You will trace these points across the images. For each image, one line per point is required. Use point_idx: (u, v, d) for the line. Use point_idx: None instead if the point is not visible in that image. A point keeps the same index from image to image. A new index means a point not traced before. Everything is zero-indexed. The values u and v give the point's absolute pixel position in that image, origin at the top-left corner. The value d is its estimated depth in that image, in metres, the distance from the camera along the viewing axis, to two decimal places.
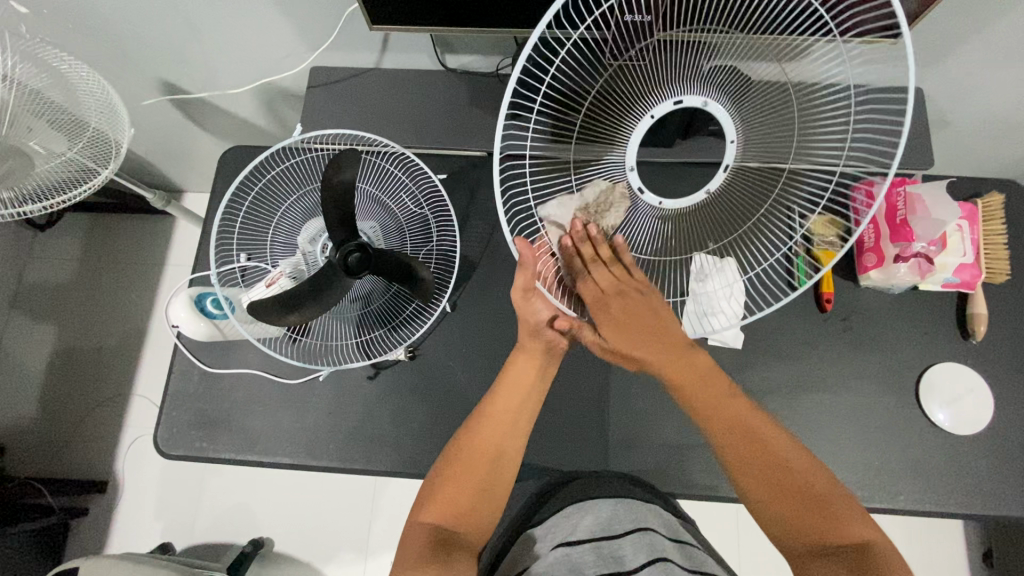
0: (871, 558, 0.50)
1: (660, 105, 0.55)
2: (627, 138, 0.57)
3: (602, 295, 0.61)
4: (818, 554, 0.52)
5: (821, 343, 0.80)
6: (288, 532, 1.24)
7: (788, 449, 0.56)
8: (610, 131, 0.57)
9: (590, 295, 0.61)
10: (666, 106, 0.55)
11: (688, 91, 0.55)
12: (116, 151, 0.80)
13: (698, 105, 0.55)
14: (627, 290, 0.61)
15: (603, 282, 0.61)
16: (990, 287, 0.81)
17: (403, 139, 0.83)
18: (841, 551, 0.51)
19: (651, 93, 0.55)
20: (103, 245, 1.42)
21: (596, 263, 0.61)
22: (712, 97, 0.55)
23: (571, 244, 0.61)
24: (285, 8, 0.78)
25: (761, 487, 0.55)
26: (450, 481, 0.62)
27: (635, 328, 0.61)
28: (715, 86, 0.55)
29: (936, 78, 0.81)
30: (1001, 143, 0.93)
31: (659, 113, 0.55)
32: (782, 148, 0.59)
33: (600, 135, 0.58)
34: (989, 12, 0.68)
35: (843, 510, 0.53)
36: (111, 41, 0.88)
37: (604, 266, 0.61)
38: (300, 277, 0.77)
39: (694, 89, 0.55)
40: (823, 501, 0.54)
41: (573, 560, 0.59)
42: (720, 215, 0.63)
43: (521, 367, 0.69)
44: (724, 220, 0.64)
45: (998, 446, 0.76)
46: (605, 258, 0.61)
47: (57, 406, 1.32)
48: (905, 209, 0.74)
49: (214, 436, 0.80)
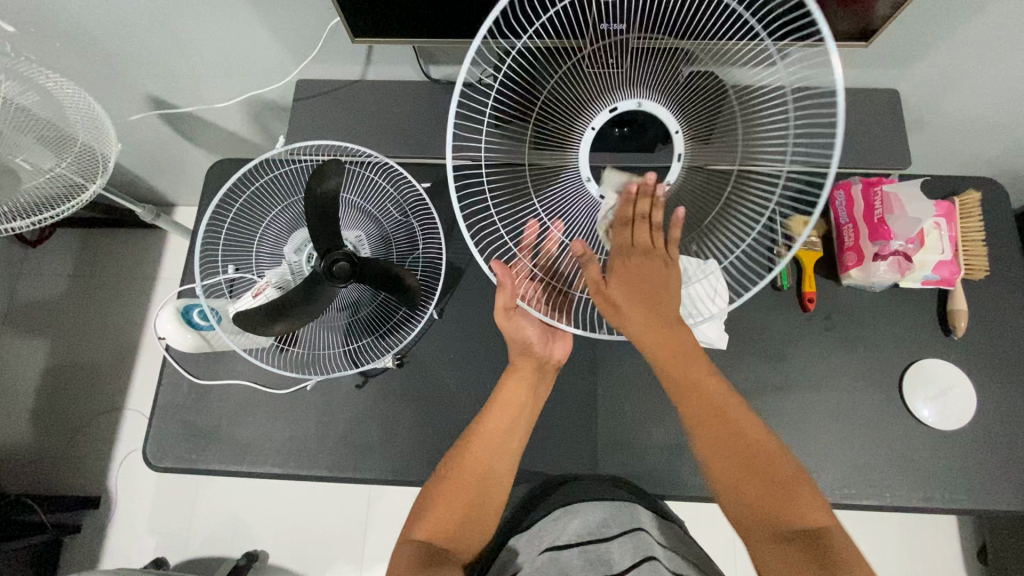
0: (826, 540, 0.51)
1: (598, 114, 0.60)
2: (575, 145, 0.62)
3: (632, 247, 0.60)
4: (780, 537, 0.52)
5: (805, 342, 0.81)
6: (283, 544, 1.24)
7: (740, 412, 0.58)
8: (561, 142, 0.62)
9: (620, 241, 0.61)
10: (604, 116, 0.59)
11: (620, 96, 0.59)
12: (104, 165, 0.81)
13: (633, 107, 0.59)
14: (658, 256, 0.59)
15: (641, 237, 0.60)
16: (970, 282, 0.82)
17: (388, 149, 0.84)
18: (802, 536, 0.52)
19: (588, 106, 0.60)
20: (93, 260, 1.43)
21: (645, 223, 0.61)
22: (646, 97, 0.59)
23: (632, 193, 0.61)
24: (268, 22, 0.79)
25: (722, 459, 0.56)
26: (439, 498, 0.63)
27: (641, 280, 0.59)
28: (647, 87, 0.59)
29: (912, 79, 0.82)
30: (980, 141, 0.94)
31: (598, 123, 0.60)
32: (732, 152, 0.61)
33: (551, 144, 0.63)
34: (959, 15, 0.70)
35: (808, 499, 0.53)
36: (99, 60, 0.89)
37: (649, 225, 0.60)
38: (286, 286, 0.77)
39: (625, 93, 0.59)
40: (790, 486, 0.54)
41: (561, 562, 0.59)
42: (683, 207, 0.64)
43: (514, 386, 0.70)
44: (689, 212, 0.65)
45: (984, 441, 0.76)
46: (655, 221, 0.60)
47: (48, 422, 1.32)
48: (882, 208, 0.76)
49: (203, 447, 0.81)
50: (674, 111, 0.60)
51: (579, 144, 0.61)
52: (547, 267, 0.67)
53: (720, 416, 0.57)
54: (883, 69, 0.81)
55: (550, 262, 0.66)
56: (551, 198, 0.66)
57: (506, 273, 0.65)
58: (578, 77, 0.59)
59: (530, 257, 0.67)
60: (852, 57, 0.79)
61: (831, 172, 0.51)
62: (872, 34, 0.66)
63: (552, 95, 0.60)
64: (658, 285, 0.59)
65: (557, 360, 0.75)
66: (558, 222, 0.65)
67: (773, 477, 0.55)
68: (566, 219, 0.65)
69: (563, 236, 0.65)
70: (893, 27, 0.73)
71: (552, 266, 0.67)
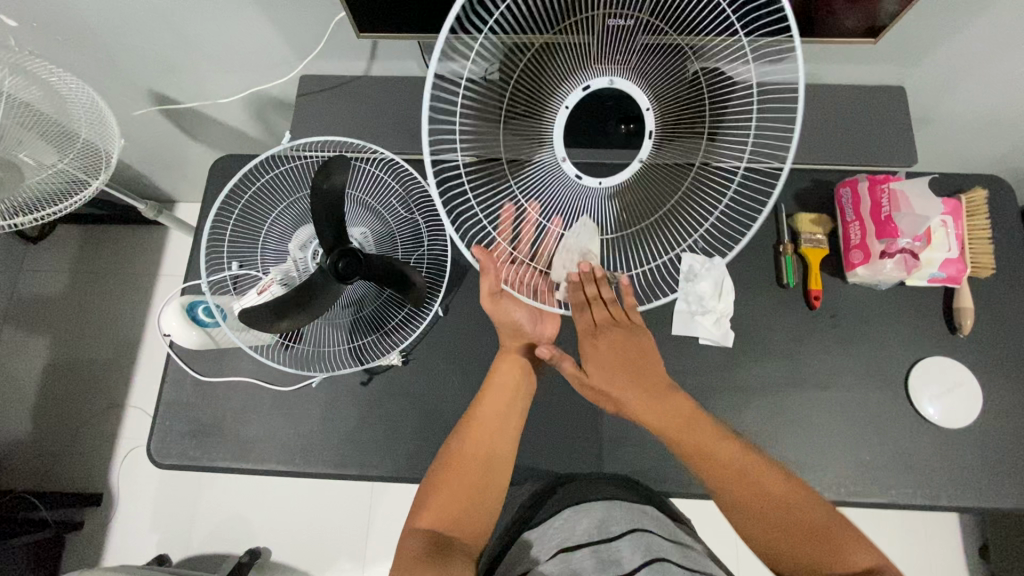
0: None
1: (571, 93, 0.58)
2: (551, 127, 0.60)
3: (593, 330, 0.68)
4: None
5: (811, 340, 0.81)
6: (286, 541, 1.24)
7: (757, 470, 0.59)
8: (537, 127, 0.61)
9: (582, 326, 0.68)
10: (577, 94, 0.58)
11: (592, 74, 0.57)
12: (106, 163, 0.80)
13: (606, 85, 0.57)
14: (618, 329, 0.68)
15: (598, 319, 0.68)
16: (975, 280, 0.82)
17: (392, 145, 0.84)
18: None
19: (560, 86, 0.58)
20: (94, 256, 1.42)
21: (597, 302, 0.67)
22: (618, 74, 0.57)
23: (578, 281, 0.65)
24: (272, 16, 0.79)
25: (757, 525, 0.56)
26: (442, 486, 0.63)
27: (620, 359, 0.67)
28: (621, 63, 0.57)
29: (919, 76, 0.82)
30: (986, 139, 0.94)
31: (572, 103, 0.58)
32: (693, 147, 0.60)
33: (526, 128, 0.61)
34: (967, 11, 0.70)
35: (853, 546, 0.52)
36: (101, 54, 0.89)
37: (603, 306, 0.67)
38: (291, 283, 0.77)
39: (598, 70, 0.57)
40: (830, 536, 0.53)
41: (573, 565, 0.59)
42: (645, 194, 0.62)
43: (508, 367, 0.72)
44: (646, 202, 0.63)
45: (989, 439, 0.76)
46: (606, 300, 0.67)
47: (50, 419, 1.31)
48: (889, 206, 0.75)
49: (207, 445, 0.80)
50: (646, 90, 0.58)
51: (553, 125, 0.60)
52: (526, 251, 0.66)
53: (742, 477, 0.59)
54: (890, 66, 0.81)
55: (529, 248, 0.65)
56: (528, 179, 0.63)
57: (489, 258, 0.63)
58: (549, 61, 0.58)
59: (509, 241, 0.66)
60: (858, 53, 0.79)
61: (787, 165, 0.52)
62: (879, 30, 0.66)
63: (521, 83, 0.60)
64: (637, 363, 0.67)
65: (550, 336, 0.76)
66: (535, 203, 0.64)
67: (801, 525, 0.55)
68: (544, 201, 0.64)
69: (541, 217, 0.64)
70: (901, 24, 0.73)
71: (531, 250, 0.66)
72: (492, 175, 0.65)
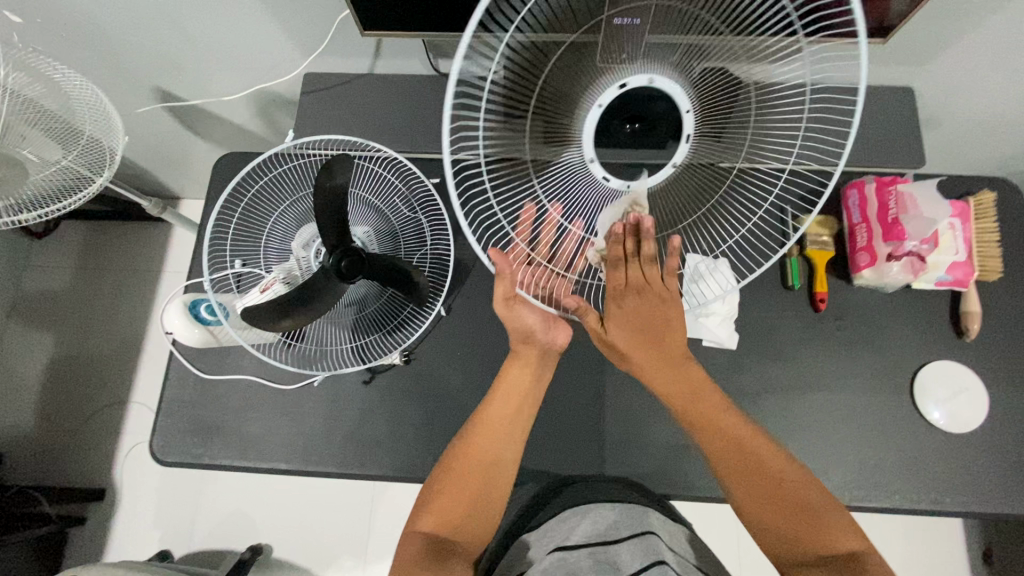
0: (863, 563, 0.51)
1: (605, 92, 0.55)
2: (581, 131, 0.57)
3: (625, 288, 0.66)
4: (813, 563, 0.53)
5: (816, 343, 0.80)
6: (287, 539, 1.24)
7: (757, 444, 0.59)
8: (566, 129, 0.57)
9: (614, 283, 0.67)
10: (612, 93, 0.55)
11: (631, 73, 0.55)
12: (111, 159, 0.81)
13: (644, 83, 0.55)
14: (652, 292, 0.66)
15: (633, 276, 0.65)
16: (982, 284, 0.81)
17: (396, 144, 0.84)
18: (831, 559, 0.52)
19: (593, 86, 0.55)
20: (98, 253, 1.42)
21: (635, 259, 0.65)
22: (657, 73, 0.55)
23: (621, 232, 0.63)
24: (275, 14, 0.79)
25: (761, 504, 0.56)
26: (445, 489, 0.62)
27: (643, 321, 0.65)
28: (657, 61, 0.55)
29: (927, 77, 0.81)
30: (993, 142, 0.94)
31: (607, 101, 0.56)
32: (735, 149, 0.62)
33: (552, 131, 0.57)
34: (977, 12, 0.69)
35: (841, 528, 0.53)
36: (104, 51, 0.89)
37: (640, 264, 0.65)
38: (294, 282, 0.76)
39: (636, 69, 0.55)
40: (819, 513, 0.55)
41: (569, 564, 0.58)
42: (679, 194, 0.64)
43: (519, 374, 0.70)
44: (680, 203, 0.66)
45: (995, 443, 0.76)
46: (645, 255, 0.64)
47: (54, 414, 1.32)
48: (896, 208, 0.75)
49: (209, 443, 0.80)
50: (683, 90, 0.56)
51: (584, 128, 0.57)
52: (544, 252, 0.67)
53: (754, 465, 0.58)
54: (897, 67, 0.80)
55: (548, 249, 0.66)
56: (552, 181, 0.61)
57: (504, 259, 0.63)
58: (580, 62, 0.54)
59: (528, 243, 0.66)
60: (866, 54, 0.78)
61: (842, 163, 0.53)
62: (887, 30, 0.65)
63: (548, 82, 0.55)
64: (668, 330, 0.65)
65: (560, 345, 0.72)
66: (557, 205, 0.62)
67: (796, 503, 0.56)
68: (566, 202, 0.63)
69: (562, 219, 0.63)
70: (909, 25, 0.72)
71: (550, 250, 0.67)
72: (514, 176, 0.61)
